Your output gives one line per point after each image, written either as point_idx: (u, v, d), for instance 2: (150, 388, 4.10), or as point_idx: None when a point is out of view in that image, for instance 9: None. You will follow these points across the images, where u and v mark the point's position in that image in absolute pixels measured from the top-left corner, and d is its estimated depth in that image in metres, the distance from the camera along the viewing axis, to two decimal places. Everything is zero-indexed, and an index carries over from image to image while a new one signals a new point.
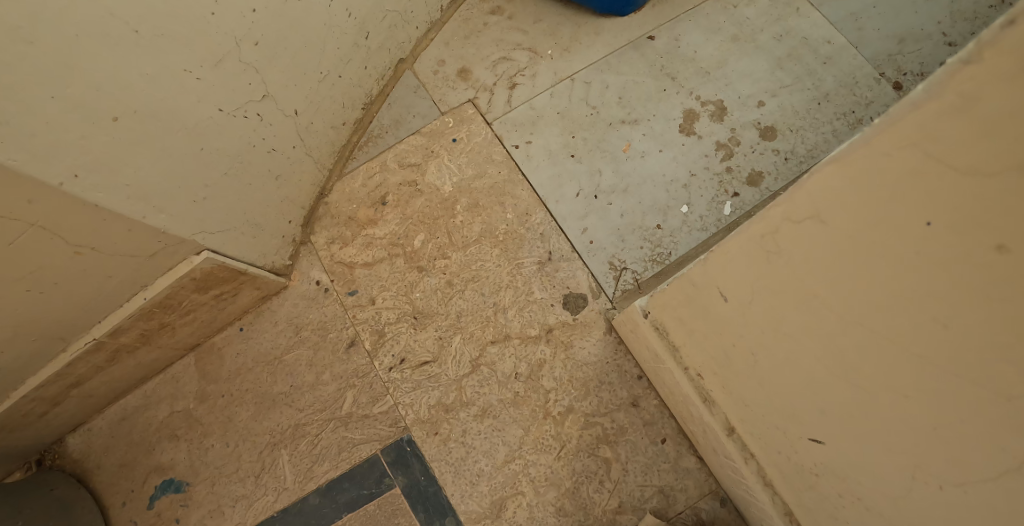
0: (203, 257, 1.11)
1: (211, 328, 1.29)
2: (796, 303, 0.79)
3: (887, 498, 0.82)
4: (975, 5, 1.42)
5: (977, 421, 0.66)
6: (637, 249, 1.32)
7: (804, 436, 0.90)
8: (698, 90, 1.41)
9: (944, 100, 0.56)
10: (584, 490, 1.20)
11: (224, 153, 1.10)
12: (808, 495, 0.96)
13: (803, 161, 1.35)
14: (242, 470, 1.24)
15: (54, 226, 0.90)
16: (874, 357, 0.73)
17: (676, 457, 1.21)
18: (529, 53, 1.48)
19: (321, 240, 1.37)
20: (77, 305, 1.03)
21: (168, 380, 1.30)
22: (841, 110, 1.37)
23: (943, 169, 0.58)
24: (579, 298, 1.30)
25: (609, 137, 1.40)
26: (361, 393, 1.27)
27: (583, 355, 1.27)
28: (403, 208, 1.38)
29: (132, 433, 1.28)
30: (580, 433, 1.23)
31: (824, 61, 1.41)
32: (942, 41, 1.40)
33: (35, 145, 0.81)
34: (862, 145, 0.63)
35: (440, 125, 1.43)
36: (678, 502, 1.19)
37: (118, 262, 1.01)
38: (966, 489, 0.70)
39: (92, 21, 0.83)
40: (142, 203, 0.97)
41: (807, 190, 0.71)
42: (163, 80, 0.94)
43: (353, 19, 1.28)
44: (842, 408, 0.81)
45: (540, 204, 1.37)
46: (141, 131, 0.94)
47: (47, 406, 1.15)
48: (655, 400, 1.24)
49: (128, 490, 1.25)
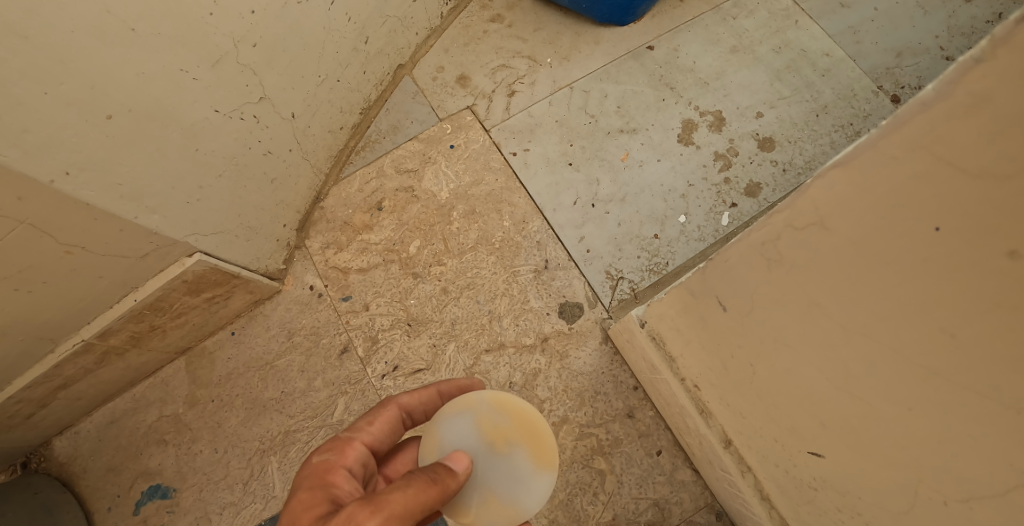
0: (195, 259, 1.10)
1: (202, 332, 1.28)
2: (797, 313, 0.78)
3: (888, 512, 0.81)
4: (972, 20, 1.43)
5: (985, 432, 0.65)
6: (635, 259, 1.31)
7: (804, 448, 0.89)
8: (697, 100, 1.41)
9: (955, 98, 0.55)
10: (578, 502, 1.18)
11: (220, 153, 1.08)
12: (807, 509, 0.95)
13: (801, 173, 1.35)
14: (230, 476, 1.22)
15: (44, 224, 0.88)
16: (876, 367, 0.72)
17: (671, 469, 1.20)
18: (528, 61, 1.48)
19: (315, 245, 1.36)
20: (66, 306, 1.01)
21: (159, 383, 1.28)
22: (840, 122, 1.37)
23: (953, 172, 0.57)
24: (575, 307, 1.29)
25: (607, 147, 1.39)
26: (353, 400, 1.25)
27: (578, 365, 1.25)
28: (399, 214, 1.37)
29: (120, 437, 1.25)
30: (574, 443, 1.21)
31: (823, 74, 1.41)
32: (940, 55, 1.40)
33: (27, 141, 0.81)
34: (868, 147, 0.62)
35: (439, 132, 1.43)
36: (673, 516, 1.17)
37: (109, 263, 1.00)
38: (970, 504, 0.70)
39: (87, 18, 0.82)
40: (134, 203, 0.96)
41: (809, 195, 0.70)
42: (161, 78, 0.93)
43: (353, 24, 1.28)
44: (841, 420, 0.80)
45: (538, 212, 1.36)
46: (135, 130, 0.93)
47: (33, 407, 1.13)
48: (650, 411, 1.23)
49: (114, 495, 1.22)
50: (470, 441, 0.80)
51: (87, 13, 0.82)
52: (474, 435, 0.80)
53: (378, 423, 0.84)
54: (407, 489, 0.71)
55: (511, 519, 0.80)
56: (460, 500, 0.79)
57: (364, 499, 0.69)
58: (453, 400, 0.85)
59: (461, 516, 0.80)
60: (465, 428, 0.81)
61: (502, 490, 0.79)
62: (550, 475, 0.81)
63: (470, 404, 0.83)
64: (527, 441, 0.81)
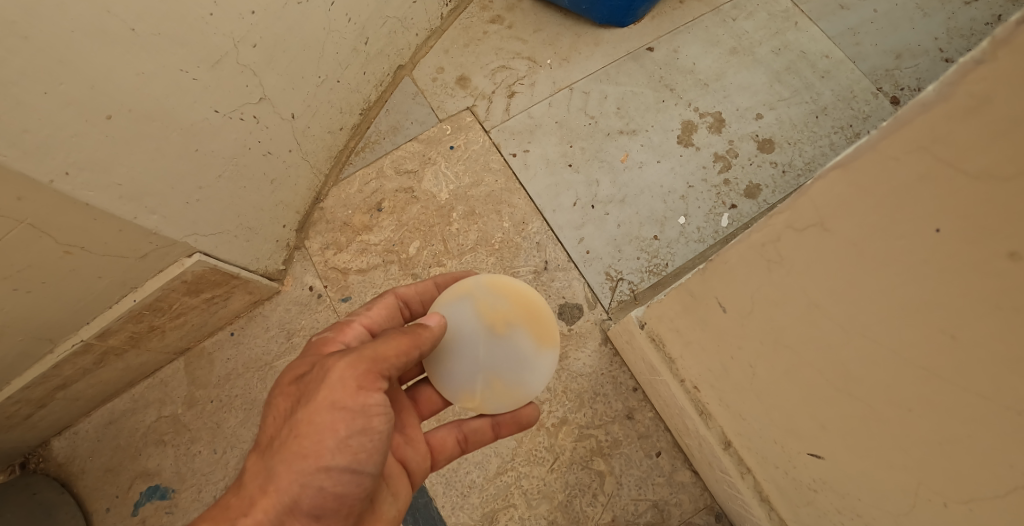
0: (194, 260, 1.10)
1: (201, 332, 1.28)
2: (797, 315, 0.78)
3: (888, 514, 0.81)
4: (971, 22, 1.43)
5: (985, 434, 0.65)
6: (634, 260, 1.31)
7: (804, 450, 0.89)
8: (697, 102, 1.41)
9: (955, 100, 0.55)
10: (576, 504, 1.18)
11: (220, 153, 1.08)
12: (806, 510, 0.95)
13: (801, 174, 1.35)
14: (229, 477, 1.22)
15: (44, 224, 0.88)
16: (876, 368, 0.72)
17: (671, 470, 1.20)
18: (528, 62, 1.48)
19: (315, 246, 1.35)
20: (64, 306, 1.01)
21: (157, 384, 1.28)
22: (839, 123, 1.37)
23: (954, 174, 0.57)
24: (575, 308, 1.29)
25: (607, 148, 1.39)
26: None
27: (577, 366, 1.25)
28: (398, 215, 1.37)
29: (119, 437, 1.25)
30: (573, 445, 1.21)
31: (822, 75, 1.42)
32: (940, 57, 1.41)
33: (27, 141, 0.81)
34: (868, 149, 0.62)
35: (438, 132, 1.43)
36: (672, 517, 1.17)
37: (108, 263, 1.00)
38: (970, 506, 0.70)
39: (88, 18, 0.82)
40: (134, 203, 0.96)
41: (809, 197, 0.70)
42: (161, 78, 0.93)
43: (353, 25, 1.28)
44: (842, 421, 0.80)
45: (537, 213, 1.36)
46: (135, 130, 0.93)
47: (32, 407, 1.13)
48: (650, 412, 1.23)
49: (112, 496, 1.22)
50: (472, 324, 0.87)
51: (89, 12, 0.82)
52: (474, 318, 0.88)
53: (376, 309, 0.95)
54: (380, 341, 0.81)
55: (516, 393, 0.90)
56: (468, 380, 0.89)
57: (342, 352, 0.80)
58: (450, 289, 0.93)
59: (470, 395, 0.90)
60: (466, 312, 0.88)
61: (506, 369, 0.88)
62: (550, 351, 0.90)
63: (469, 291, 0.90)
64: (527, 319, 0.88)
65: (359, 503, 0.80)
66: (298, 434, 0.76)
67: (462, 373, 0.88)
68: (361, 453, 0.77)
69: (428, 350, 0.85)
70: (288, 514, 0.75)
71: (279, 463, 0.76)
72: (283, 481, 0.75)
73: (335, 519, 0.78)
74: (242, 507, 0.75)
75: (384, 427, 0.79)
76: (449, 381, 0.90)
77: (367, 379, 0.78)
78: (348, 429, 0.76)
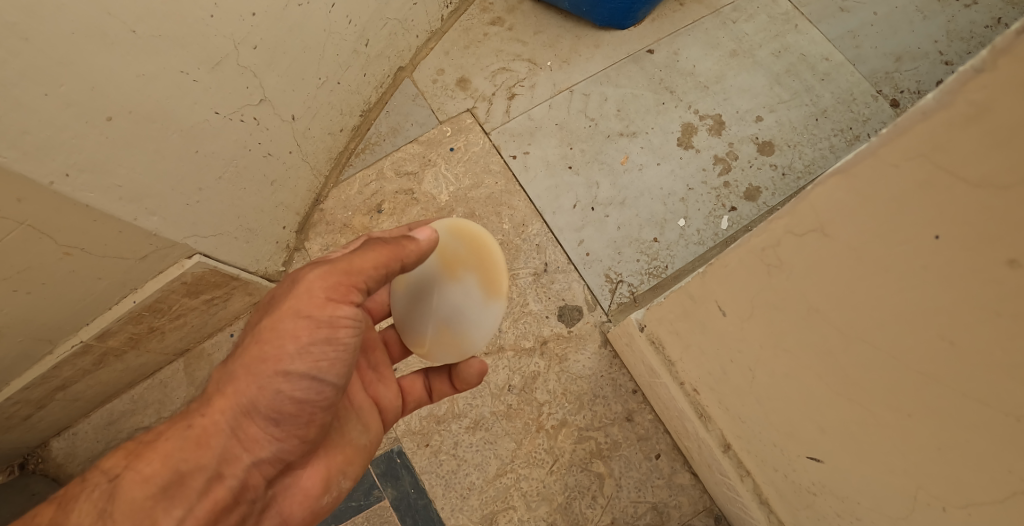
0: (194, 261, 1.10)
1: (201, 333, 1.28)
2: (798, 319, 0.78)
3: (887, 517, 0.81)
4: (971, 25, 1.44)
5: (985, 439, 0.65)
6: (634, 262, 1.31)
7: (803, 453, 0.89)
8: (696, 104, 1.41)
9: (955, 107, 0.55)
10: (576, 506, 1.18)
11: (219, 156, 1.08)
12: (806, 513, 0.95)
13: (801, 177, 1.35)
14: None
15: (43, 226, 0.88)
16: (876, 374, 0.72)
17: (670, 473, 1.20)
18: (528, 64, 1.48)
19: (314, 247, 1.35)
20: (63, 308, 1.01)
21: (157, 384, 1.28)
22: (839, 125, 1.38)
23: (954, 181, 0.57)
24: (574, 310, 1.29)
25: (607, 150, 1.39)
26: None
27: (577, 368, 1.25)
28: (398, 217, 1.37)
29: (119, 438, 1.25)
30: (573, 447, 1.21)
31: (822, 78, 1.42)
32: (940, 60, 1.41)
33: (26, 144, 0.81)
34: (868, 155, 0.62)
35: (438, 134, 1.43)
36: (672, 519, 1.17)
37: (108, 264, 1.00)
38: (969, 511, 0.70)
39: (88, 20, 0.82)
40: (134, 205, 0.96)
41: (808, 202, 0.70)
42: (161, 81, 0.93)
43: (353, 27, 1.28)
44: (841, 425, 0.80)
45: (537, 215, 1.36)
46: (134, 132, 0.92)
47: (31, 408, 1.13)
48: (649, 414, 1.23)
49: None
50: (426, 267, 0.88)
51: (88, 15, 0.82)
52: (430, 262, 0.88)
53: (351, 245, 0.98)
54: (358, 252, 0.81)
55: (463, 345, 0.89)
56: (419, 325, 0.90)
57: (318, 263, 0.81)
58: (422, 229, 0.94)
59: (421, 340, 0.91)
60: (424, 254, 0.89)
61: (453, 318, 0.87)
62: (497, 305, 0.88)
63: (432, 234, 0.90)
64: (480, 268, 0.87)
65: (320, 414, 0.83)
66: (260, 339, 0.78)
67: (414, 316, 0.90)
68: (323, 361, 0.79)
69: (412, 262, 0.84)
70: (246, 416, 0.78)
71: (240, 367, 0.78)
72: (242, 384, 0.78)
73: (293, 425, 0.81)
74: (203, 407, 0.79)
75: (350, 339, 0.81)
76: (403, 322, 0.92)
77: (336, 292, 0.79)
78: (311, 339, 0.78)
